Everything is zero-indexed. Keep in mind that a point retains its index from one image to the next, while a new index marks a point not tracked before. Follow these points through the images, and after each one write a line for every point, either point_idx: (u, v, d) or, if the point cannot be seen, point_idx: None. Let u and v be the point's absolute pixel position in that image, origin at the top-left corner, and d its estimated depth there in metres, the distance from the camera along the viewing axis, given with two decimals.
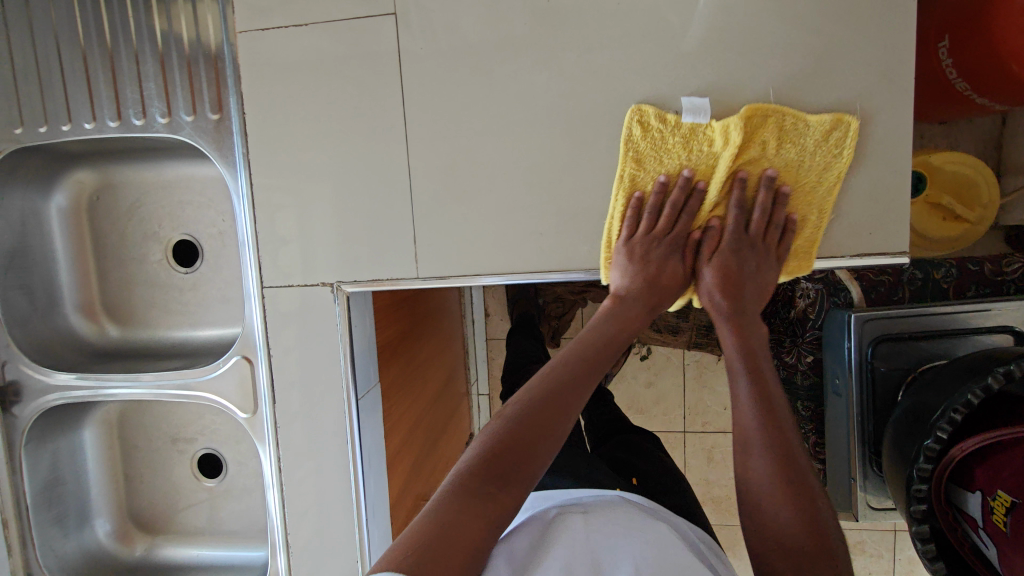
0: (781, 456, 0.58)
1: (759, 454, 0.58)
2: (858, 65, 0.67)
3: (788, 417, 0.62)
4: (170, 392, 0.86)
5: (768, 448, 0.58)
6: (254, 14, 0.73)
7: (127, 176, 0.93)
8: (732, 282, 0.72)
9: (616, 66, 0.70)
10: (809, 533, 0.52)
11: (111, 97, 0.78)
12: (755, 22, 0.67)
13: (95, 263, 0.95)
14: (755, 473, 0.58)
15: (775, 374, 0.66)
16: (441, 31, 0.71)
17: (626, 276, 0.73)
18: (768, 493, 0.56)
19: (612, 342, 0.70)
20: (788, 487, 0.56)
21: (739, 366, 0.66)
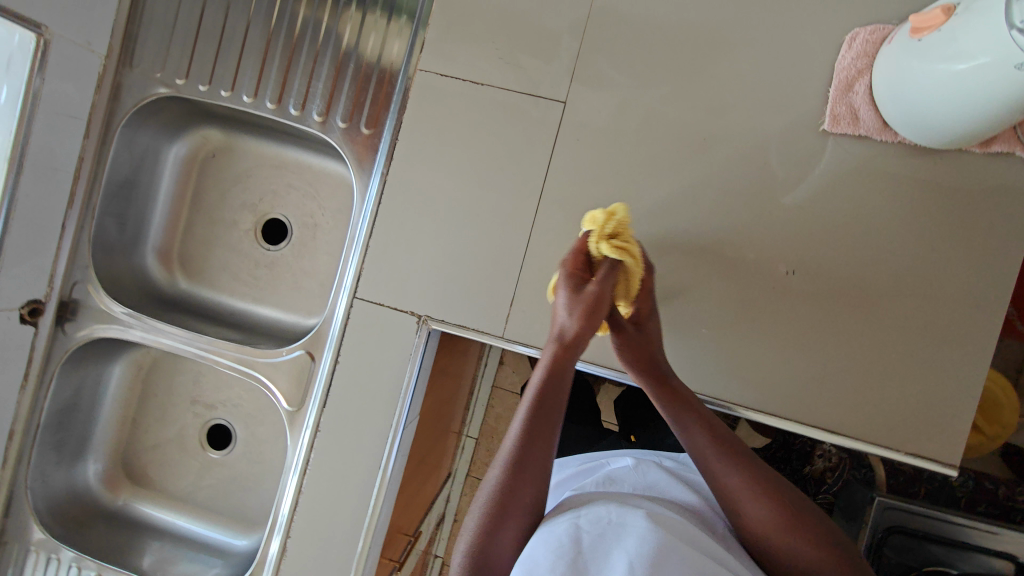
0: (760, 499, 0.58)
1: (746, 502, 0.58)
2: (958, 284, 0.73)
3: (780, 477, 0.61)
4: (222, 360, 0.87)
5: (752, 495, 0.58)
6: (440, 56, 0.79)
7: (247, 148, 0.98)
8: (619, 325, 0.68)
9: (742, 213, 0.76)
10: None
11: (278, 82, 0.83)
12: (877, 218, 0.74)
13: (187, 213, 0.98)
14: (761, 526, 0.57)
15: (719, 426, 0.64)
16: (599, 129, 0.77)
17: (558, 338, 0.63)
18: (774, 534, 0.57)
19: (551, 379, 0.60)
20: (787, 517, 0.57)
21: (674, 423, 0.64)
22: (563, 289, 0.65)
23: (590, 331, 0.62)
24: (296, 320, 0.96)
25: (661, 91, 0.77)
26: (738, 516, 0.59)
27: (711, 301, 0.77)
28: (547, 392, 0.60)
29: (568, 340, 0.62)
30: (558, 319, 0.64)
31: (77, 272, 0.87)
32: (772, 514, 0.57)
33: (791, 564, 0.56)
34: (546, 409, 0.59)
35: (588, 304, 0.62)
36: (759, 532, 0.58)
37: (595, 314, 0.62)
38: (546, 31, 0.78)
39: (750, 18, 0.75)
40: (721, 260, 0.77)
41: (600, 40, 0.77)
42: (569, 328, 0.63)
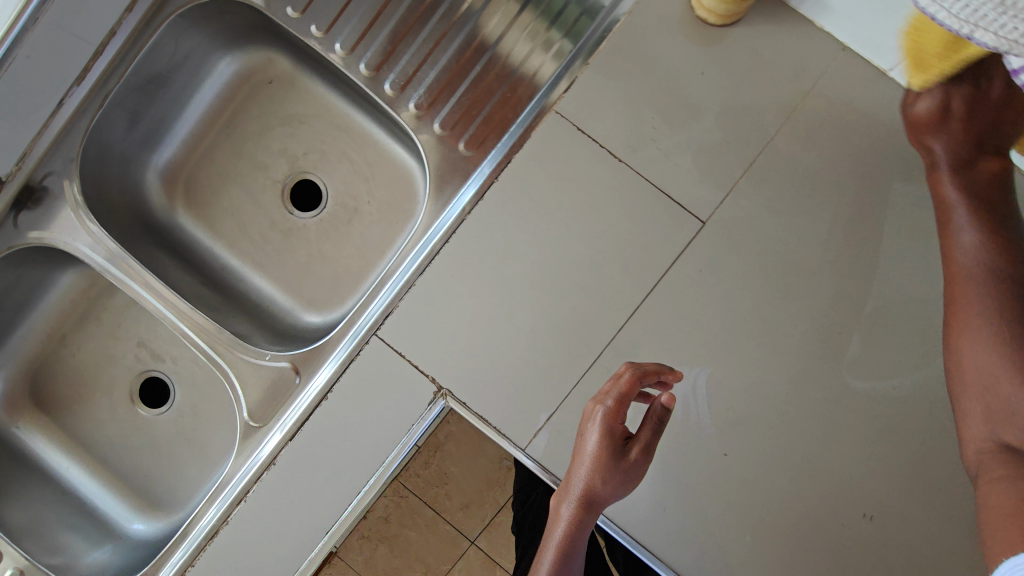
0: (995, 294, 0.53)
1: (977, 339, 0.53)
2: None
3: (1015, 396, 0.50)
4: (188, 332, 0.71)
5: (986, 345, 0.52)
6: (583, 104, 0.64)
7: (313, 92, 0.81)
8: (617, 477, 0.58)
9: (845, 426, 0.64)
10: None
11: (384, 48, 0.67)
12: None
13: (213, 136, 0.81)
14: (976, 371, 0.53)
15: (1000, 356, 0.51)
16: (724, 265, 0.64)
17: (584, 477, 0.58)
18: (1013, 421, 0.50)
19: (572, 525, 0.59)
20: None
21: (986, 310, 0.53)
22: (591, 436, 0.59)
23: (615, 494, 0.58)
24: (291, 308, 0.81)
25: (810, 253, 0.64)
26: (958, 365, 0.54)
27: (769, 512, 0.64)
28: (569, 545, 0.60)
29: (589, 500, 0.58)
30: (580, 476, 0.59)
31: (55, 161, 0.69)
32: (997, 301, 0.53)
33: (1023, 428, 0.49)
34: (570, 558, 0.60)
35: (619, 471, 0.58)
36: (987, 426, 0.52)
37: (621, 479, 0.58)
38: (717, 131, 0.64)
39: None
40: (798, 468, 0.64)
41: (771, 169, 0.64)
42: (590, 490, 0.58)
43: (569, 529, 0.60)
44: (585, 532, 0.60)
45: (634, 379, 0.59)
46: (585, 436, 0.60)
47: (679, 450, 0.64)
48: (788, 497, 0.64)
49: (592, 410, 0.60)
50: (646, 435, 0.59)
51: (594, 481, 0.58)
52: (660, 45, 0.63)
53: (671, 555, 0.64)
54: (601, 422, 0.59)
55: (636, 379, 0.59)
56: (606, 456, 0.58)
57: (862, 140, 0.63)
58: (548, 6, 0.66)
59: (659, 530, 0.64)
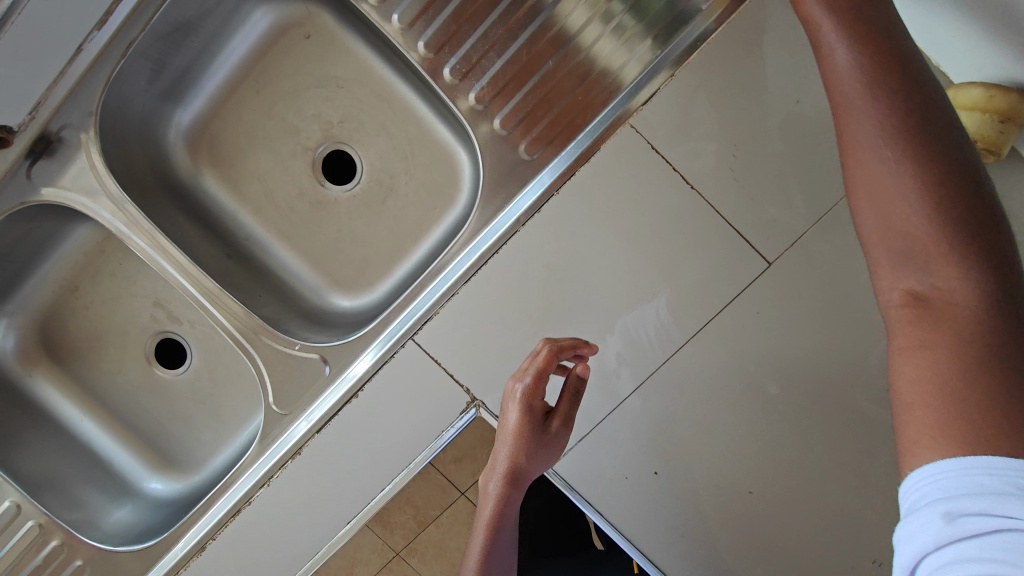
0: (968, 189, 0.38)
1: (890, 187, 0.37)
2: None
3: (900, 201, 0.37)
4: (212, 311, 0.68)
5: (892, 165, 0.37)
6: (661, 120, 0.59)
7: (354, 53, 0.74)
8: (539, 446, 0.58)
9: (880, 482, 0.63)
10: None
11: (446, 27, 0.60)
12: None
13: (242, 91, 0.74)
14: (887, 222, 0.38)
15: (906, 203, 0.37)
16: (782, 305, 0.62)
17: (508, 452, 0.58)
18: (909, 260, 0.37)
19: (501, 498, 0.60)
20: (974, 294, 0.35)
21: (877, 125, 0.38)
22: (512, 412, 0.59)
23: (540, 463, 0.59)
24: (318, 288, 0.78)
25: (874, 303, 0.61)
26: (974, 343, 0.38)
27: (790, 555, 0.64)
28: (499, 520, 0.60)
29: (515, 476, 0.58)
30: (503, 452, 0.59)
31: (70, 113, 0.62)
32: (891, 116, 0.37)
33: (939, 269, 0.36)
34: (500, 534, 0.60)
35: (543, 444, 0.58)
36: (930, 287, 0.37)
37: (546, 449, 0.58)
38: (798, 166, 0.60)
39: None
40: (827, 515, 0.63)
41: (851, 212, 0.60)
42: (514, 466, 0.58)
43: (498, 501, 0.60)
44: (515, 503, 0.61)
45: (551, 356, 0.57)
46: (507, 413, 0.60)
47: (709, 484, 0.64)
48: (812, 543, 0.64)
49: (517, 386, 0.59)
50: (565, 407, 0.59)
51: (519, 458, 0.58)
52: (754, 65, 0.58)
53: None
54: (519, 400, 0.58)
55: (553, 355, 0.57)
56: (527, 431, 0.57)
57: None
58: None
59: (678, 557, 0.65)
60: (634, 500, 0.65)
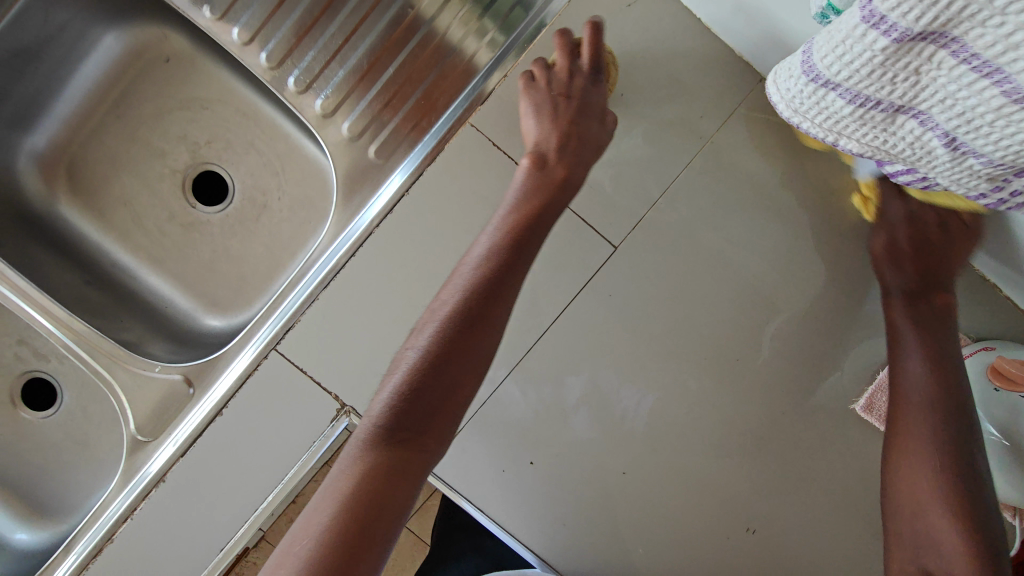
0: (929, 443, 0.57)
1: (915, 463, 0.57)
2: None
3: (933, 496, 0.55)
4: (67, 341, 0.66)
5: (922, 460, 0.57)
6: (501, 119, 0.62)
7: (216, 75, 0.74)
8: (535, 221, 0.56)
9: (743, 450, 0.65)
10: (925, 393, 0.58)
11: (287, 41, 0.62)
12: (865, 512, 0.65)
13: (101, 118, 0.73)
14: (914, 486, 0.57)
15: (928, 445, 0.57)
16: (632, 287, 0.65)
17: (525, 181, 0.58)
18: (934, 552, 0.54)
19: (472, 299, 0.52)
20: (950, 503, 0.55)
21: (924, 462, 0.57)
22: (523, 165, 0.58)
23: (467, 376, 0.51)
24: (191, 311, 0.76)
25: (716, 277, 0.65)
26: (894, 486, 0.59)
27: (668, 531, 0.65)
28: (453, 343, 0.51)
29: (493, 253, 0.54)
30: (499, 218, 0.57)
31: None
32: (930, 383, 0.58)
33: (948, 566, 0.53)
34: (443, 365, 0.50)
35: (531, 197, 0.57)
36: (909, 553, 0.56)
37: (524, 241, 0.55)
38: (632, 155, 0.64)
39: (842, 253, 0.66)
40: (697, 487, 0.65)
41: (684, 195, 0.64)
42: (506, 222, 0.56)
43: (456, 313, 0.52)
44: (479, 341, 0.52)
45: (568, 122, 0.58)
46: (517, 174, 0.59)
47: (583, 467, 0.65)
48: (688, 517, 0.65)
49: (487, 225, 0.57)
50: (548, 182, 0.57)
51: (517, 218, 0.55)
52: None
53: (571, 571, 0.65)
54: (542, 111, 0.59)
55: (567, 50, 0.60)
56: (544, 184, 0.57)
57: (772, 171, 0.65)
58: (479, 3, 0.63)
59: (560, 545, 0.65)
60: (512, 493, 0.65)
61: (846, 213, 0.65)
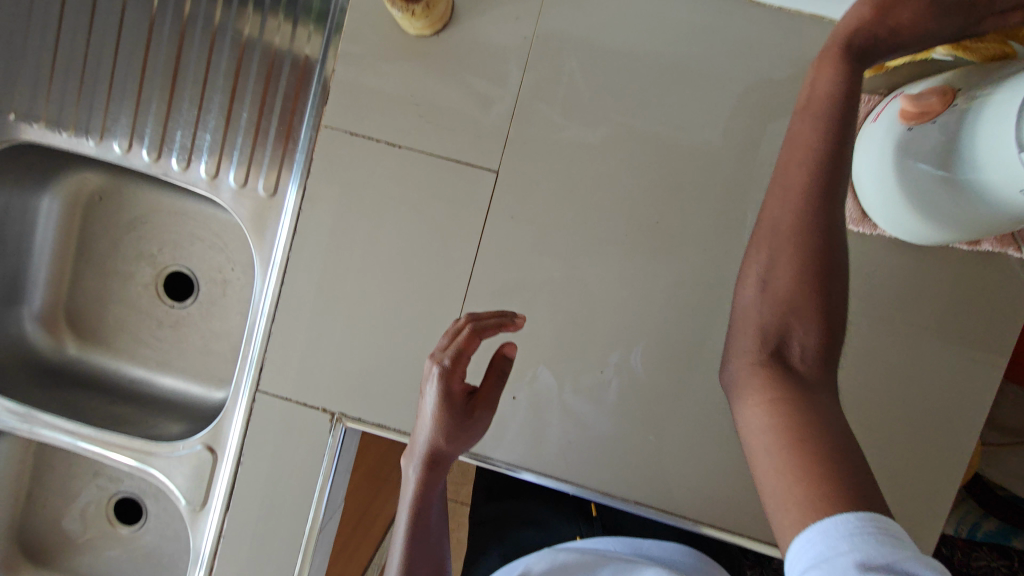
0: (800, 225, 0.47)
1: (761, 255, 0.50)
2: (920, 383, 0.64)
3: (786, 297, 0.47)
4: (111, 454, 0.76)
5: (772, 246, 0.49)
6: (351, 112, 0.67)
7: (140, 191, 0.84)
8: (461, 425, 0.58)
9: (702, 303, 0.66)
10: (792, 179, 0.49)
11: (157, 133, 0.71)
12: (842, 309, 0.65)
13: (74, 269, 0.85)
14: (776, 299, 0.48)
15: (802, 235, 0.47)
16: (536, 201, 0.67)
17: (436, 409, 0.57)
18: (795, 340, 0.47)
19: (438, 474, 0.60)
20: (805, 294, 0.47)
21: (772, 226, 0.49)
22: (429, 395, 0.58)
23: (433, 518, 0.62)
24: (204, 392, 0.85)
25: (605, 157, 0.67)
26: (739, 322, 0.52)
27: (666, 409, 0.67)
28: (421, 501, 0.60)
29: (434, 459, 0.59)
30: (422, 432, 0.59)
31: None
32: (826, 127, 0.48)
33: (799, 342, 0.47)
34: (423, 515, 0.61)
35: (464, 428, 0.59)
36: (767, 339, 0.48)
37: (465, 434, 0.59)
38: (477, 85, 0.67)
39: (715, 82, 0.65)
40: (675, 354, 0.67)
41: (542, 99, 0.67)
42: (435, 445, 0.58)
43: (420, 480, 0.60)
44: (439, 482, 0.61)
45: (472, 332, 0.56)
46: (425, 395, 0.59)
47: (557, 384, 0.67)
48: (678, 387, 0.67)
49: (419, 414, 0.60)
50: (488, 389, 0.60)
51: (439, 435, 0.58)
52: (392, 31, 0.66)
53: (593, 480, 0.67)
54: (436, 407, 0.57)
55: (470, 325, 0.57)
56: (454, 413, 0.58)
57: (610, 39, 0.66)
58: (284, 16, 0.67)
59: (572, 462, 0.67)
60: (508, 432, 0.68)
61: (701, 42, 0.65)
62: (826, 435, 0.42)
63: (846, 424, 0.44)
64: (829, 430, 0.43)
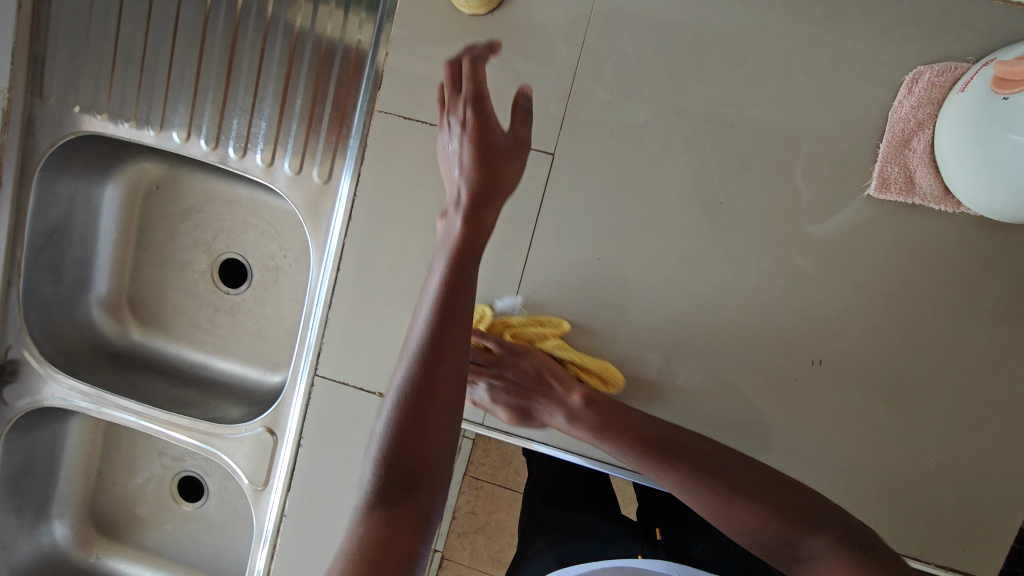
0: (640, 446, 0.57)
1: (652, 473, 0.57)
2: (1000, 371, 0.62)
3: (665, 471, 0.56)
4: (176, 434, 0.79)
5: (662, 475, 0.56)
6: (405, 98, 0.67)
7: (194, 180, 0.85)
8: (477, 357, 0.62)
9: (765, 287, 0.64)
10: (580, 418, 0.62)
11: (214, 121, 0.72)
12: (915, 294, 0.62)
13: (135, 257, 0.88)
14: (681, 480, 0.55)
15: (636, 426, 0.59)
16: (592, 184, 0.66)
17: (463, 177, 0.55)
18: (715, 479, 0.54)
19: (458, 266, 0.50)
20: (680, 447, 0.57)
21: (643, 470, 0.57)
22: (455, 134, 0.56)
23: (466, 307, 0.48)
24: (261, 377, 0.87)
25: (665, 137, 0.65)
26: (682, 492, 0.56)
27: (725, 394, 0.66)
28: (449, 300, 0.47)
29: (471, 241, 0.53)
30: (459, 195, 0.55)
31: (9, 335, 0.79)
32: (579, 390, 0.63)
33: (697, 490, 0.54)
34: (447, 315, 0.46)
35: (471, 225, 0.53)
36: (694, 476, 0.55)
37: (476, 205, 0.54)
38: (533, 64, 0.65)
39: (784, 54, 0.62)
40: (736, 339, 0.65)
41: (600, 76, 0.65)
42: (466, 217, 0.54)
43: (447, 281, 0.49)
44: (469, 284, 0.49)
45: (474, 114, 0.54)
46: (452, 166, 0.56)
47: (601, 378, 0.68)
48: (739, 371, 0.66)
49: (411, 320, 0.50)
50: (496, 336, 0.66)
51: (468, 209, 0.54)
52: (447, 10, 0.65)
53: None
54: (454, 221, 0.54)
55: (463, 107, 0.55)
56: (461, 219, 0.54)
57: (670, 12, 0.63)
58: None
59: None
60: None
61: (768, 12, 0.62)
62: (748, 486, 0.53)
63: (768, 475, 0.54)
64: (746, 479, 0.54)
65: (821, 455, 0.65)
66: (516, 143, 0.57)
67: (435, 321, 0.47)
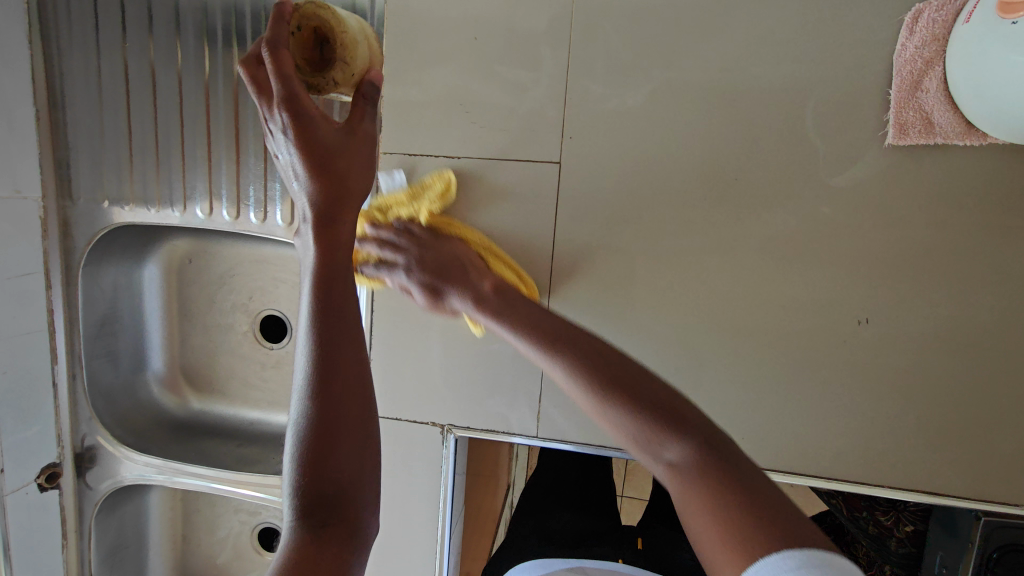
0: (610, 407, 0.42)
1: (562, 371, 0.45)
2: None
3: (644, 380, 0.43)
4: (249, 492, 0.82)
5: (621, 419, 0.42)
6: (407, 137, 0.69)
7: (222, 247, 0.89)
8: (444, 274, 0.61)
9: (798, 255, 0.63)
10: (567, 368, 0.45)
11: (232, 191, 0.75)
12: (957, 234, 0.60)
13: (181, 330, 0.92)
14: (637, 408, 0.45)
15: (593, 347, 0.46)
16: (605, 184, 0.66)
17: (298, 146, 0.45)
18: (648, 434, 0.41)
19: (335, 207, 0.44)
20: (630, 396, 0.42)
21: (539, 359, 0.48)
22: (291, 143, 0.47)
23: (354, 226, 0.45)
24: None
25: (669, 125, 0.64)
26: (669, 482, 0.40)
27: (775, 367, 0.65)
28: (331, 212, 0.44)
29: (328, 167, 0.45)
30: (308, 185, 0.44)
31: (83, 424, 0.84)
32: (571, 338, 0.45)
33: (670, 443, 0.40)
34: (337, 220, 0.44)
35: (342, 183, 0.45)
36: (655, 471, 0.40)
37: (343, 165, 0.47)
38: (521, 78, 0.66)
39: (773, 20, 0.61)
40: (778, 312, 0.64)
41: (592, 77, 0.65)
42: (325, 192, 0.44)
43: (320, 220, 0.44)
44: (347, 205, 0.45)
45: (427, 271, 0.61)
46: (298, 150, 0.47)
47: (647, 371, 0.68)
48: (784, 342, 0.65)
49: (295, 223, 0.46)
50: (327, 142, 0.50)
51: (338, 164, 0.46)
52: (431, 45, 0.67)
53: None
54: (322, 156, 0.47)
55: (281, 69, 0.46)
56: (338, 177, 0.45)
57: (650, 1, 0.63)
58: None
59: None
60: None
61: None
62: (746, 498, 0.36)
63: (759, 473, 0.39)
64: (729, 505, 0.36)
65: (886, 412, 0.64)
66: (354, 136, 0.49)
67: (320, 303, 0.40)
